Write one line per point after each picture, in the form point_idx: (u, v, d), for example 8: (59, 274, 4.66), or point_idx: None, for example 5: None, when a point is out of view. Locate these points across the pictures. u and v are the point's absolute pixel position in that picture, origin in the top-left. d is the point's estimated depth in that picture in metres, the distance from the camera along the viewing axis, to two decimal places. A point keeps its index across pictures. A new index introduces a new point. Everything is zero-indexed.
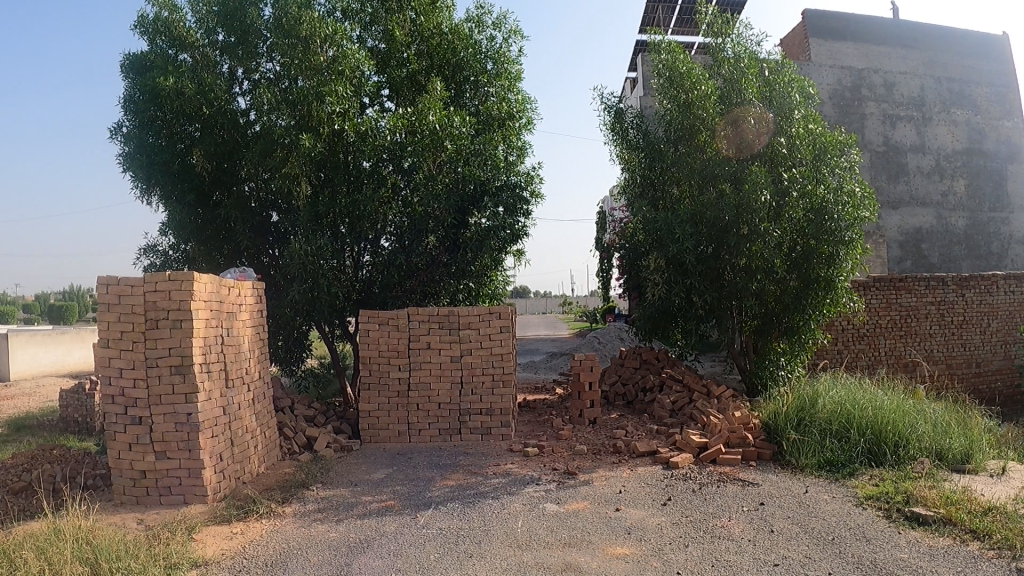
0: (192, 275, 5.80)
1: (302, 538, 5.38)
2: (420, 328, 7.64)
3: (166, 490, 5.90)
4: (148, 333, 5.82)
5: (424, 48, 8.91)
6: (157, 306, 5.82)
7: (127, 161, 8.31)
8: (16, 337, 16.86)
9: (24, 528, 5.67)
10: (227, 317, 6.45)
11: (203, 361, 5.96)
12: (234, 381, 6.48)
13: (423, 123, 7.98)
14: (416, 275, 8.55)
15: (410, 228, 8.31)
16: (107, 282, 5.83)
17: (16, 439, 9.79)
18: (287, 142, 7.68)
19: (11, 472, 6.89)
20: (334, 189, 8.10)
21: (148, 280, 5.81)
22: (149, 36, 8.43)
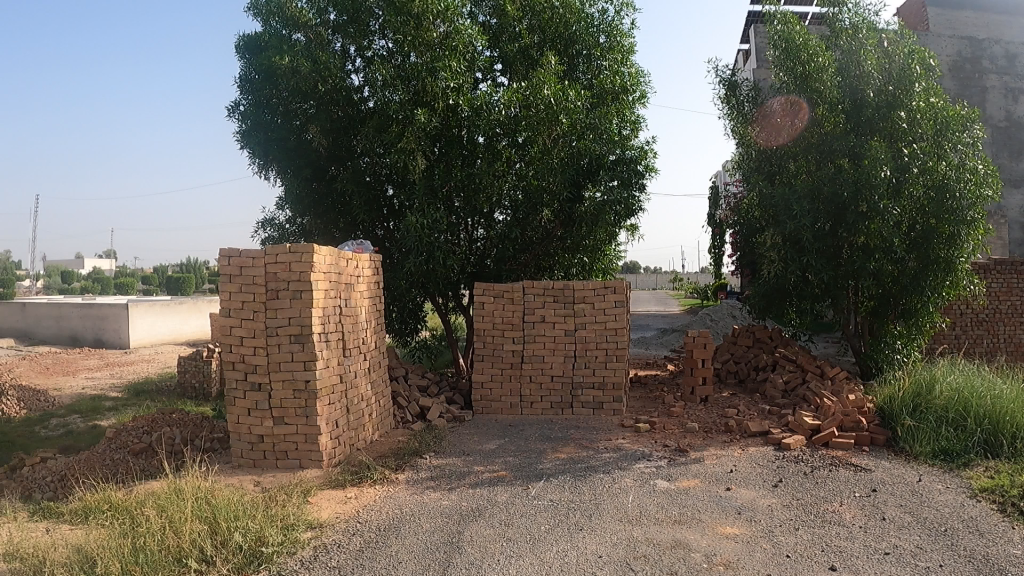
0: (311, 247, 5.91)
1: (415, 505, 5.51)
2: (536, 301, 7.68)
3: (283, 453, 6.11)
4: (269, 304, 6.01)
5: (536, 22, 8.87)
6: (279, 277, 6.00)
7: (246, 138, 8.63)
8: (135, 304, 17.65)
9: (148, 487, 6.02)
10: (346, 288, 6.62)
11: (322, 331, 6.13)
12: (352, 350, 6.67)
13: (538, 97, 7.87)
14: (532, 249, 8.68)
15: (525, 201, 8.31)
16: (228, 254, 6.05)
17: (140, 402, 10.33)
18: (402, 117, 7.83)
19: (134, 433, 7.29)
20: (449, 163, 8.21)
21: (269, 252, 5.99)
22: (263, 17, 8.65)
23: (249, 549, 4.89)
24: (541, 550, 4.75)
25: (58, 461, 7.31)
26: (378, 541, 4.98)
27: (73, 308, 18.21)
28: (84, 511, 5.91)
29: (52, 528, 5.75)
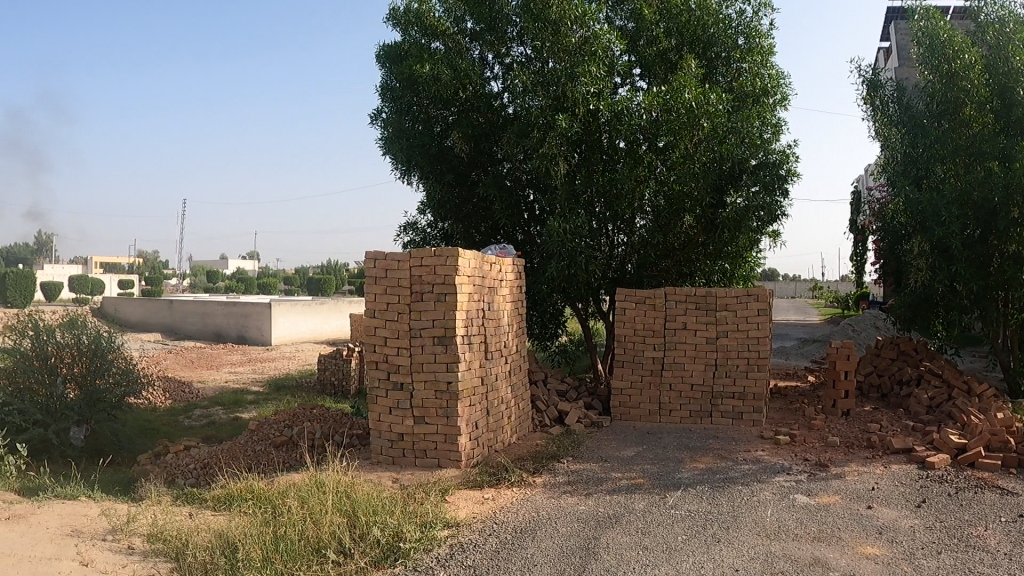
0: (456, 250, 6.02)
1: (552, 509, 5.54)
2: (678, 308, 7.68)
3: (421, 453, 6.23)
4: (414, 305, 6.16)
5: (674, 25, 8.82)
6: (423, 280, 6.14)
7: (388, 144, 8.94)
8: (275, 303, 18.31)
9: (289, 478, 6.24)
10: (489, 292, 6.69)
11: (466, 333, 6.23)
12: (494, 353, 6.75)
13: (679, 101, 7.86)
14: (673, 255, 8.81)
15: (667, 207, 8.26)
16: (374, 256, 6.23)
17: (279, 397, 10.79)
18: (542, 122, 7.97)
19: (275, 425, 7.61)
20: (590, 168, 8.20)
21: (413, 255, 6.14)
22: (402, 26, 9.08)
23: (386, 543, 5.01)
24: (677, 560, 4.68)
25: (201, 449, 7.71)
26: (514, 543, 5.01)
27: (218, 305, 19.23)
28: (227, 497, 6.18)
29: (198, 512, 6.05)
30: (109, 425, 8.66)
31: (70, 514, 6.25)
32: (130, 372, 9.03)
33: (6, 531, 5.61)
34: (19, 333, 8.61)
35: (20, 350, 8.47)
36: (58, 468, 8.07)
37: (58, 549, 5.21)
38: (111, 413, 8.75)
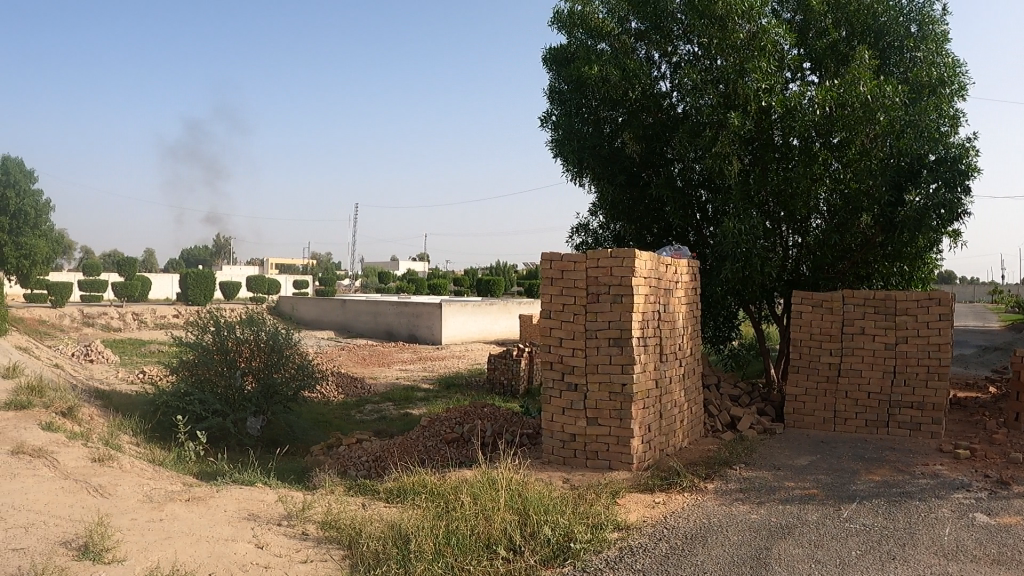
0: (632, 252, 6.47)
1: (723, 516, 5.57)
2: (856, 312, 7.72)
3: (593, 453, 6.66)
4: (590, 306, 6.67)
5: (843, 16, 8.74)
6: (600, 281, 6.63)
7: (561, 146, 9.77)
8: (448, 304, 19.11)
9: (460, 474, 6.48)
10: (664, 294, 7.15)
11: (641, 335, 6.65)
12: (668, 355, 7.20)
13: (854, 94, 7.93)
14: (850, 256, 8.77)
15: (844, 206, 8.26)
16: (550, 257, 6.83)
17: (448, 396, 11.22)
18: (715, 121, 8.23)
19: (447, 422, 8.09)
20: (765, 166, 8.35)
21: (591, 257, 6.65)
22: (569, 29, 9.72)
23: (556, 543, 5.11)
24: None
25: (373, 442, 8.14)
26: (684, 549, 5.03)
27: (391, 307, 20.81)
28: (399, 489, 6.47)
29: (370, 502, 6.36)
30: (284, 416, 9.20)
31: (248, 498, 6.66)
32: (305, 366, 9.57)
33: (190, 511, 6.09)
34: (199, 329, 9.31)
35: (202, 344, 9.07)
36: (234, 456, 8.57)
37: (237, 531, 5.61)
38: (286, 405, 9.32)
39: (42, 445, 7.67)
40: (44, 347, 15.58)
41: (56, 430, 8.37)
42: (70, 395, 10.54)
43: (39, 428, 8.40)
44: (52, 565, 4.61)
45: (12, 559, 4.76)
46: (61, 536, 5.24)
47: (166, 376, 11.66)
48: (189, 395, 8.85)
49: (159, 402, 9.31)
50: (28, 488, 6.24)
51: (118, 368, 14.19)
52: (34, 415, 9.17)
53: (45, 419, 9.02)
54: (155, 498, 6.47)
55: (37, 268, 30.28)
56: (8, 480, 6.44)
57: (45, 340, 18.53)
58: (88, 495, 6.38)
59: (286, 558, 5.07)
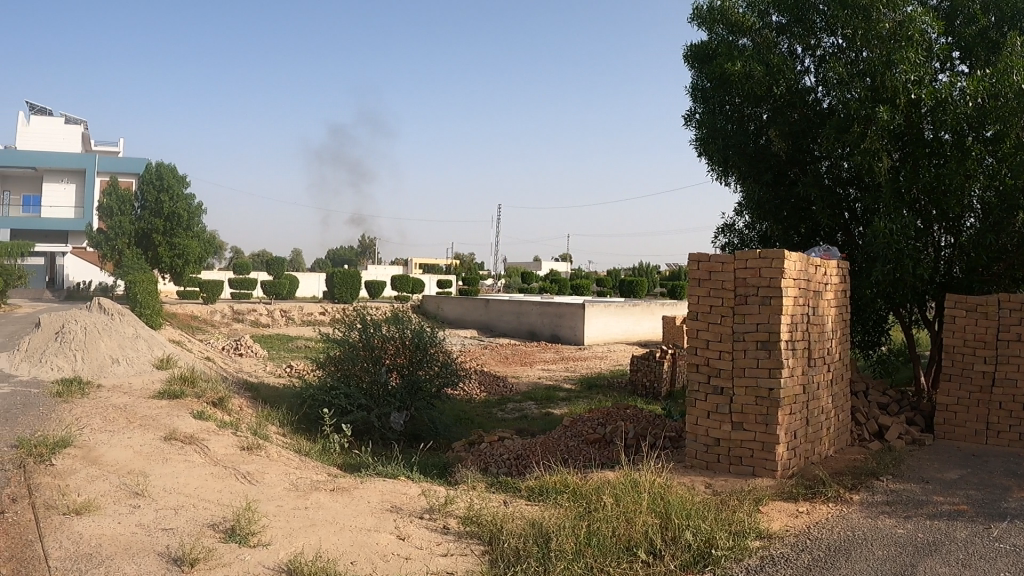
0: (781, 252, 6.30)
1: (867, 529, 5.33)
2: (1012, 318, 7.24)
3: (737, 459, 6.51)
4: (737, 308, 6.54)
5: (991, 0, 8.30)
6: (748, 283, 6.49)
7: (705, 145, 9.71)
8: (592, 306, 19.40)
9: (601, 475, 6.46)
10: (814, 296, 6.91)
11: (789, 339, 6.45)
12: (817, 360, 6.95)
13: (1008, 84, 7.59)
14: (1007, 257, 8.03)
15: (1000, 204, 7.75)
16: (698, 258, 6.77)
17: (589, 398, 11.21)
18: (863, 115, 7.85)
19: (589, 424, 8.26)
20: (916, 161, 7.92)
21: (739, 257, 6.53)
22: (708, 25, 9.59)
23: (696, 548, 5.00)
24: None
25: (514, 441, 8.30)
26: (826, 561, 4.84)
27: (534, 306, 21.41)
28: (540, 488, 6.49)
29: (512, 499, 6.38)
30: (427, 412, 9.36)
31: (391, 491, 6.81)
32: (449, 365, 9.75)
33: (334, 501, 6.30)
34: (347, 326, 9.65)
35: (349, 340, 9.45)
36: (379, 449, 8.86)
37: (378, 521, 5.73)
38: (429, 402, 9.49)
39: (194, 432, 8.19)
40: (198, 342, 16.52)
41: (208, 420, 8.92)
42: (222, 387, 11.11)
43: (192, 417, 8.98)
44: (199, 545, 4.87)
45: (162, 538, 5.05)
46: (209, 519, 5.53)
47: (311, 371, 12.19)
48: (335, 389, 9.25)
49: (306, 396, 9.66)
50: (180, 473, 6.68)
51: (266, 362, 14.87)
52: (185, 405, 9.78)
53: (196, 408, 9.60)
54: (300, 486, 6.72)
55: (191, 266, 32.03)
56: (162, 464, 6.91)
57: (199, 334, 19.76)
58: (238, 481, 6.74)
59: (426, 550, 5.15)
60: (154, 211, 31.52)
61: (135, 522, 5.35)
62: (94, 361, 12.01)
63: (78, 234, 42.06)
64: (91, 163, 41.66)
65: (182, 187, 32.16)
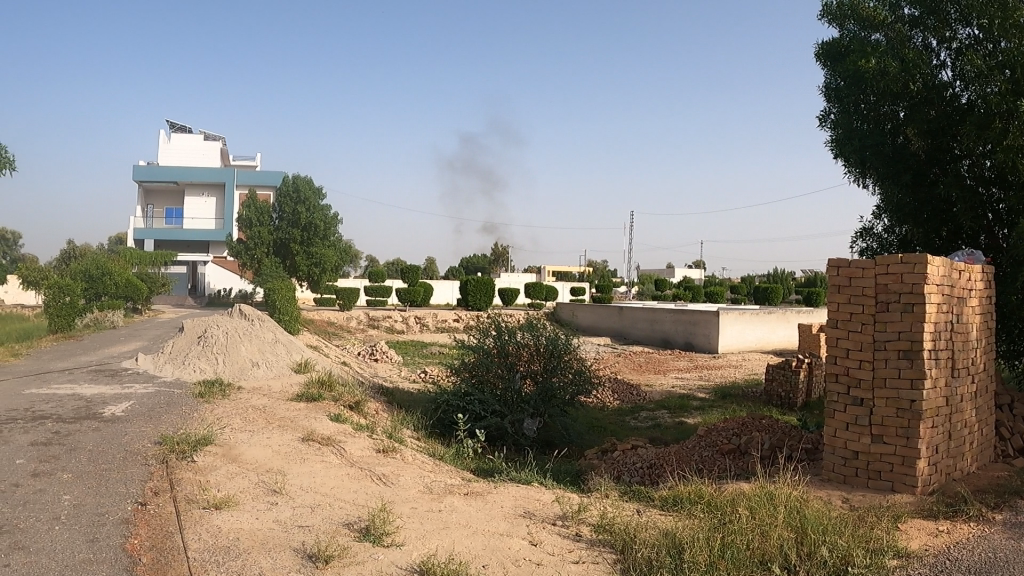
0: (924, 257, 6.05)
1: (1013, 552, 5.06)
2: None
3: (875, 474, 6.27)
4: (878, 315, 6.33)
5: None
6: (890, 289, 6.27)
7: (839, 146, 9.50)
8: (724, 314, 19.40)
9: (736, 487, 6.32)
10: (958, 303, 6.60)
11: (933, 348, 6.17)
12: (960, 370, 6.62)
13: None
14: None
15: None
16: (836, 264, 6.63)
17: (723, 407, 11.03)
18: (1003, 110, 7.51)
19: (724, 433, 8.16)
20: None
21: (879, 263, 6.32)
22: (839, 20, 9.52)
23: (833, 565, 4.79)
24: None
25: (647, 449, 8.31)
26: None
27: (667, 314, 21.83)
28: (674, 498, 6.37)
29: (646, 508, 6.28)
30: (560, 419, 9.41)
31: (525, 496, 6.85)
32: (584, 372, 9.78)
33: (468, 504, 6.41)
34: (482, 334, 9.98)
35: (483, 348, 9.78)
36: (513, 454, 8.99)
37: (511, 526, 5.75)
38: (564, 409, 9.55)
39: (331, 434, 8.50)
40: (333, 347, 17.20)
41: (345, 422, 9.24)
42: (358, 391, 11.51)
43: (329, 419, 9.33)
44: (334, 543, 4.98)
45: (298, 535, 5.23)
46: (344, 518, 5.71)
47: (444, 377, 12.52)
48: (470, 396, 9.53)
49: (439, 401, 9.90)
50: (316, 473, 6.94)
51: (400, 367, 15.34)
52: (322, 407, 10.18)
53: (332, 411, 9.98)
54: (433, 490, 6.87)
55: (326, 275, 33.28)
56: (300, 464, 7.19)
57: (334, 339, 20.58)
58: (373, 482, 6.96)
59: (557, 557, 5.03)
60: (291, 221, 32.93)
61: (272, 518, 5.57)
62: (236, 364, 12.63)
63: (219, 244, 44.27)
64: (230, 176, 43.82)
65: (318, 199, 33.44)
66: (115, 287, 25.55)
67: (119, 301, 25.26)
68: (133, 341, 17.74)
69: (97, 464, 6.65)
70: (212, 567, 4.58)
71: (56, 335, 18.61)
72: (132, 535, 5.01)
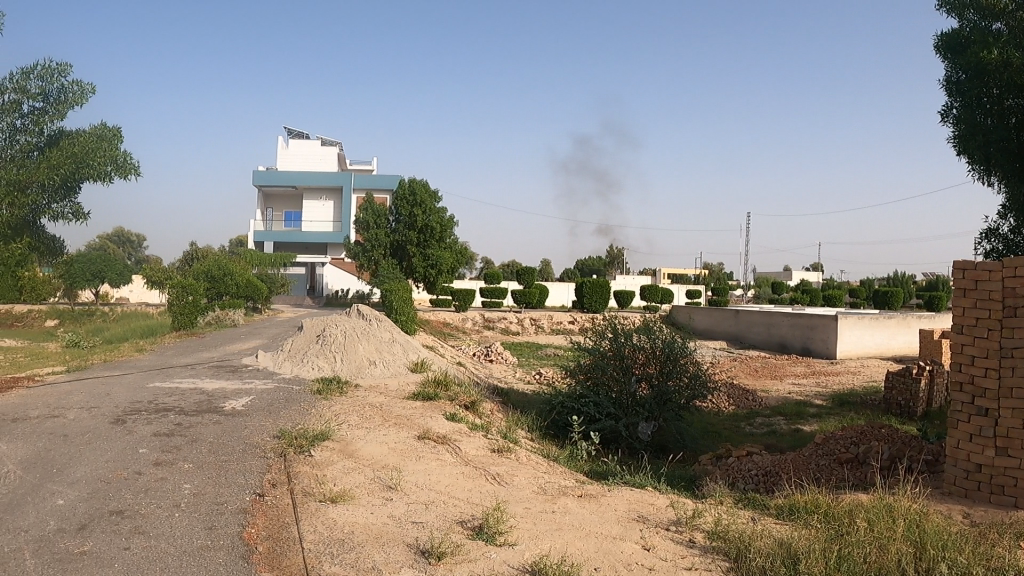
0: None
1: None
2: None
3: (999, 489, 5.95)
4: (1004, 322, 6.07)
5: None
6: (1018, 293, 6.00)
7: (962, 141, 9.82)
8: (842, 319, 18.78)
9: (856, 497, 6.11)
10: None
11: None
12: None
13: None
14: None
15: None
16: (962, 266, 6.39)
17: (842, 415, 10.69)
18: None
19: (842, 442, 7.94)
20: None
21: (1005, 266, 6.08)
22: (958, 12, 10.05)
23: None
24: None
25: (763, 456, 8.14)
26: None
27: (784, 319, 21.33)
28: (790, 507, 6.17)
29: (761, 517, 6.07)
30: (676, 424, 9.39)
31: (639, 500, 6.81)
32: (700, 376, 9.58)
33: (582, 506, 6.43)
34: (598, 336, 10.06)
35: (600, 349, 9.85)
36: (627, 457, 9.02)
37: (625, 530, 5.74)
38: (679, 413, 9.37)
39: (446, 433, 8.66)
40: (449, 346, 17.54)
41: (460, 422, 9.40)
42: (473, 391, 11.69)
43: (446, 418, 9.54)
44: (447, 540, 5.07)
45: (411, 531, 5.36)
46: (459, 516, 5.83)
47: (557, 379, 12.60)
48: (584, 398, 9.63)
49: (553, 402, 9.97)
50: (432, 471, 7.10)
51: (515, 368, 15.50)
52: (438, 406, 10.41)
53: (450, 410, 10.23)
54: (547, 490, 6.93)
55: (443, 276, 33.84)
56: (416, 461, 7.38)
57: (448, 340, 20.98)
58: (488, 481, 7.08)
59: (670, 563, 4.98)
60: (407, 224, 33.59)
61: (388, 514, 5.74)
62: (354, 362, 13.01)
63: (337, 246, 45.57)
64: (348, 180, 45.11)
65: (434, 202, 33.99)
66: (237, 287, 26.65)
67: (241, 301, 26.34)
68: (254, 339, 18.48)
69: (218, 455, 6.98)
70: (326, 559, 4.74)
71: (184, 333, 19.56)
72: (249, 525, 5.23)
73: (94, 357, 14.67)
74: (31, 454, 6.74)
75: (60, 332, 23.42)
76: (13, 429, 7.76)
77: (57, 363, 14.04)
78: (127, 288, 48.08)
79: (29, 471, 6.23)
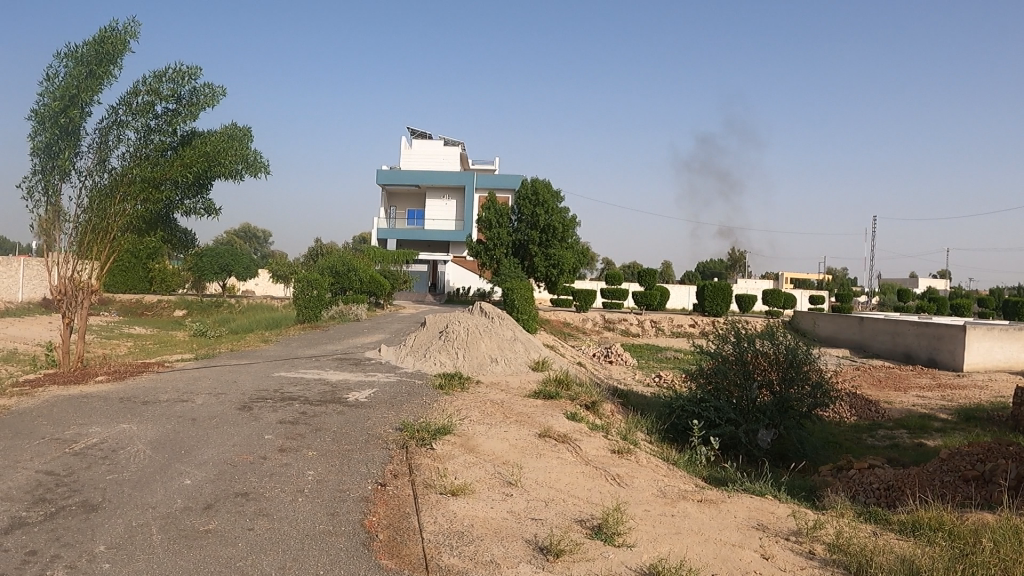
0: None
1: None
2: None
3: None
4: None
5: None
6: None
7: None
8: (972, 328, 17.95)
9: (982, 516, 5.96)
10: None
11: None
12: None
13: None
14: None
15: None
16: None
17: (968, 430, 10.33)
18: None
19: (966, 459, 7.70)
20: None
21: None
22: None
23: None
24: None
25: (886, 469, 7.98)
26: None
27: (911, 327, 20.56)
28: (913, 523, 6.07)
29: (883, 531, 6.01)
30: (796, 432, 9.26)
31: (758, 508, 6.84)
32: (824, 385, 9.46)
33: (701, 511, 6.51)
34: (721, 340, 9.99)
35: (722, 353, 9.79)
36: (745, 465, 8.98)
37: (744, 538, 5.79)
38: (800, 423, 9.32)
39: (566, 432, 8.85)
40: (567, 346, 17.74)
41: (581, 421, 9.57)
42: (593, 391, 11.84)
43: (567, 417, 9.71)
44: (567, 539, 5.26)
45: (530, 527, 5.59)
46: (578, 515, 6.01)
47: (677, 381, 12.58)
48: (705, 402, 9.59)
49: (673, 406, 10.01)
50: (552, 469, 7.31)
51: (633, 370, 15.54)
52: (559, 405, 10.60)
53: (569, 409, 10.39)
54: (667, 493, 7.03)
55: (564, 277, 34.14)
56: (536, 458, 7.60)
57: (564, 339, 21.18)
58: (607, 481, 7.23)
59: (789, 573, 5.03)
60: (530, 223, 33.99)
61: (507, 509, 5.99)
62: (475, 359, 13.37)
63: (457, 245, 46.48)
64: (471, 180, 45.51)
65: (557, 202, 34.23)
66: (361, 282, 27.59)
67: (363, 296, 27.28)
68: (376, 334, 19.15)
69: (341, 445, 7.39)
70: (447, 550, 5.01)
71: (308, 325, 20.47)
72: (370, 513, 5.57)
73: (228, 346, 15.52)
74: (162, 436, 7.32)
75: (191, 322, 24.89)
76: (147, 411, 8.40)
77: (193, 350, 14.96)
78: (255, 282, 50.46)
79: (161, 452, 6.78)
